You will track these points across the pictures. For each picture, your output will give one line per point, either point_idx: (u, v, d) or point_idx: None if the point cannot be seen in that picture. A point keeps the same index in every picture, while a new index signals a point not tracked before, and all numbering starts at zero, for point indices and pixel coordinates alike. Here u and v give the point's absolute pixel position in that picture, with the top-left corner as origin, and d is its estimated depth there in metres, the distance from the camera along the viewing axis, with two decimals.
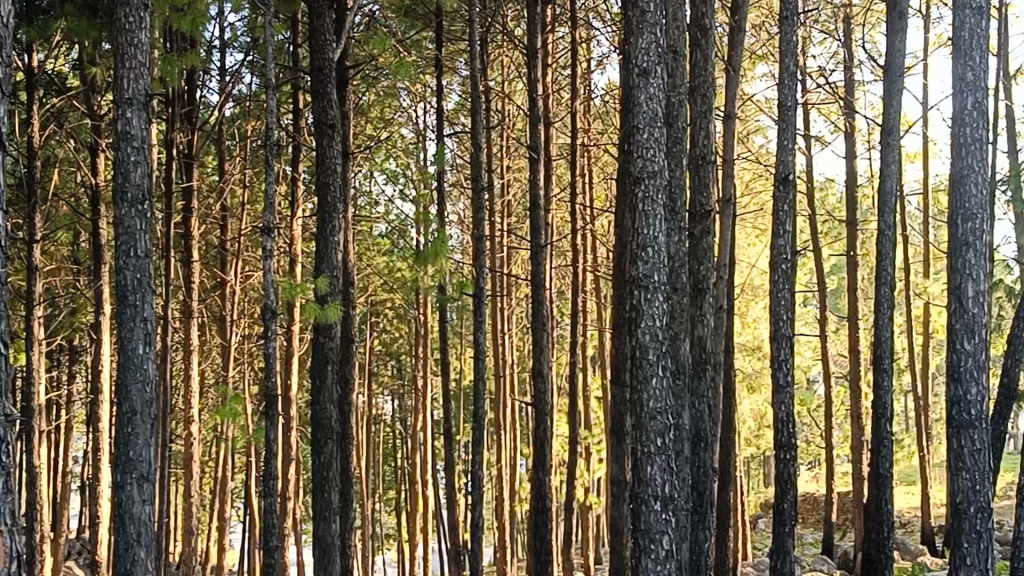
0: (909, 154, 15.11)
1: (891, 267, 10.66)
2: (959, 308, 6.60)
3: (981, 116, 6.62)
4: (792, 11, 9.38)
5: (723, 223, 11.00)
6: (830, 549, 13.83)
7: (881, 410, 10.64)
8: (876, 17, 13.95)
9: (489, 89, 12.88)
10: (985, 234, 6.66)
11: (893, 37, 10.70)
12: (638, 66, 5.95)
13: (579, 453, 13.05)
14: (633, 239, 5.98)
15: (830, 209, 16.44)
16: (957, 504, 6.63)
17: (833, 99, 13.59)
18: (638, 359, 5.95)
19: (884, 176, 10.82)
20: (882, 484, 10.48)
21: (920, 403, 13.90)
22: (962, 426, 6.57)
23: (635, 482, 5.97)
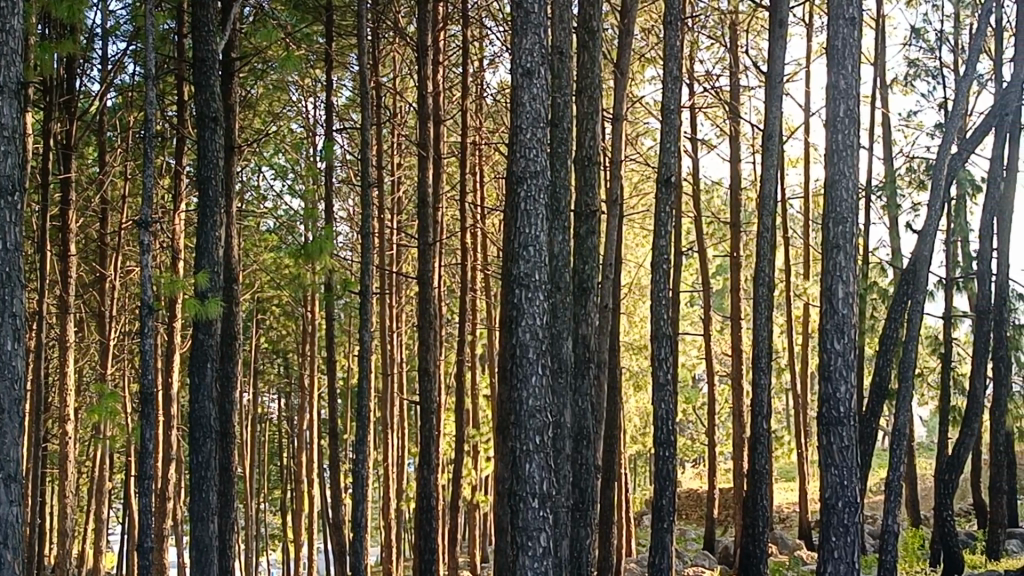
0: (792, 159, 15.47)
1: (770, 268, 10.89)
2: (830, 309, 6.75)
3: (852, 123, 6.78)
4: (676, 15, 9.51)
5: (609, 224, 11.09)
6: (711, 544, 14.07)
7: (758, 408, 10.85)
8: (762, 24, 14.24)
9: (379, 85, 12.76)
10: (855, 237, 6.81)
11: (774, 44, 10.93)
12: (521, 66, 5.95)
13: (465, 452, 13.05)
14: (514, 238, 5.97)
15: (714, 211, 16.74)
16: (826, 499, 6.80)
17: (719, 104, 13.85)
18: (518, 358, 5.95)
19: (764, 180, 11.04)
20: (758, 479, 10.72)
21: (799, 401, 14.22)
22: (831, 423, 6.72)
23: (513, 480, 5.95)
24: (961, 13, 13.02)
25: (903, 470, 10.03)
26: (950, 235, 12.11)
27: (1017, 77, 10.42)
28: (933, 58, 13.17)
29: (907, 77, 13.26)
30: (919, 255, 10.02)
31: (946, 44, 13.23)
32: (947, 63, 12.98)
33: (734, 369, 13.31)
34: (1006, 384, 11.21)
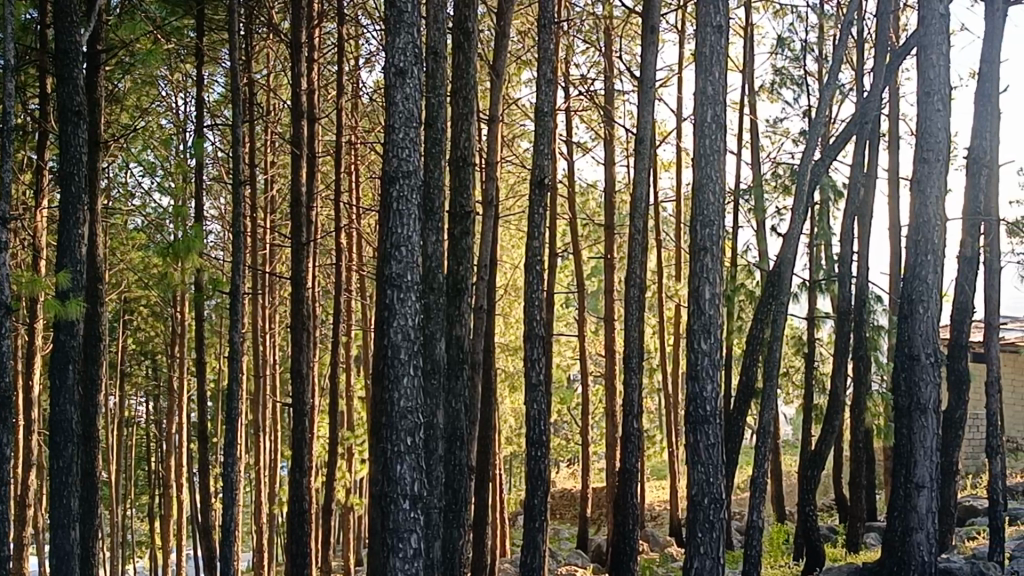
0: (664, 163, 15.75)
1: (641, 270, 11.06)
2: (697, 309, 6.84)
3: (719, 129, 6.89)
4: (549, 19, 9.59)
5: (484, 225, 11.11)
6: (585, 542, 14.22)
7: (630, 407, 11.00)
8: (636, 30, 14.47)
9: (252, 82, 12.54)
10: (721, 239, 6.93)
11: (646, 51, 11.09)
12: (394, 65, 5.90)
13: (338, 453, 12.90)
14: (386, 238, 5.91)
15: (589, 214, 16.94)
16: (692, 496, 6.92)
17: (594, 107, 14.00)
18: (389, 358, 5.89)
19: (636, 184, 11.20)
20: (628, 477, 10.85)
21: (670, 401, 14.48)
22: (698, 422, 6.84)
23: (384, 481, 5.91)
24: (824, 25, 13.43)
25: (767, 467, 10.30)
26: (814, 239, 12.48)
27: (876, 88, 10.79)
28: (798, 67, 13.56)
29: (774, 85, 13.62)
30: (784, 257, 10.29)
31: (811, 54, 13.64)
32: (812, 72, 13.38)
33: (608, 369, 13.46)
34: (866, 383, 11.60)
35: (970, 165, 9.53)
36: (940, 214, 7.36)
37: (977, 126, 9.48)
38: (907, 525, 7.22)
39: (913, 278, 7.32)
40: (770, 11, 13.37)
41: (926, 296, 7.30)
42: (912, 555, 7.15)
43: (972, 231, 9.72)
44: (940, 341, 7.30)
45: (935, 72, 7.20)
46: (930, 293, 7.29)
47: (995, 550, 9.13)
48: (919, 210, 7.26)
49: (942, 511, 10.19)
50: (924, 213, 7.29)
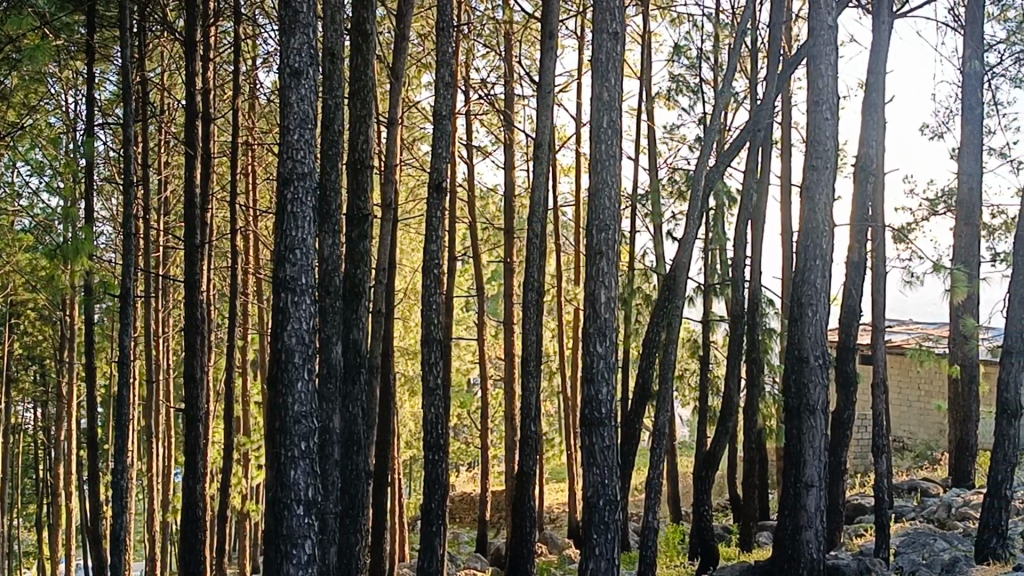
0: (563, 167, 15.86)
1: (539, 274, 11.11)
2: (593, 312, 6.87)
3: (615, 134, 6.92)
4: (448, 22, 9.56)
5: (383, 229, 11.01)
6: (484, 546, 14.21)
7: (527, 410, 11.03)
8: (535, 36, 14.54)
9: (145, 80, 12.26)
10: (616, 243, 6.97)
11: (544, 56, 11.14)
12: (289, 66, 5.81)
13: (233, 460, 12.68)
14: (281, 241, 5.81)
15: (489, 219, 16.96)
16: (588, 497, 6.93)
17: (494, 111, 14.03)
18: (283, 362, 5.79)
19: (534, 187, 11.24)
20: (525, 480, 10.90)
21: (568, 404, 14.56)
22: (594, 424, 6.87)
23: (277, 487, 5.82)
24: (720, 34, 13.68)
25: (662, 468, 10.41)
26: (709, 243, 12.68)
27: (768, 96, 11.01)
28: (695, 75, 13.77)
29: (671, 92, 13.82)
30: (679, 262, 10.44)
31: (706, 62, 13.89)
32: (707, 80, 13.61)
33: (507, 373, 13.49)
34: (758, 385, 11.83)
35: (857, 172, 9.79)
36: (829, 220, 7.54)
37: (865, 134, 9.74)
38: (797, 523, 7.37)
39: (803, 282, 7.48)
40: (667, 19, 13.55)
41: (815, 300, 7.46)
42: (801, 552, 7.30)
43: (860, 237, 9.97)
44: (827, 343, 7.48)
45: (823, 82, 7.37)
46: (819, 297, 7.46)
47: (881, 546, 9.37)
48: (809, 216, 7.42)
49: (831, 510, 10.44)
50: (814, 218, 7.46)
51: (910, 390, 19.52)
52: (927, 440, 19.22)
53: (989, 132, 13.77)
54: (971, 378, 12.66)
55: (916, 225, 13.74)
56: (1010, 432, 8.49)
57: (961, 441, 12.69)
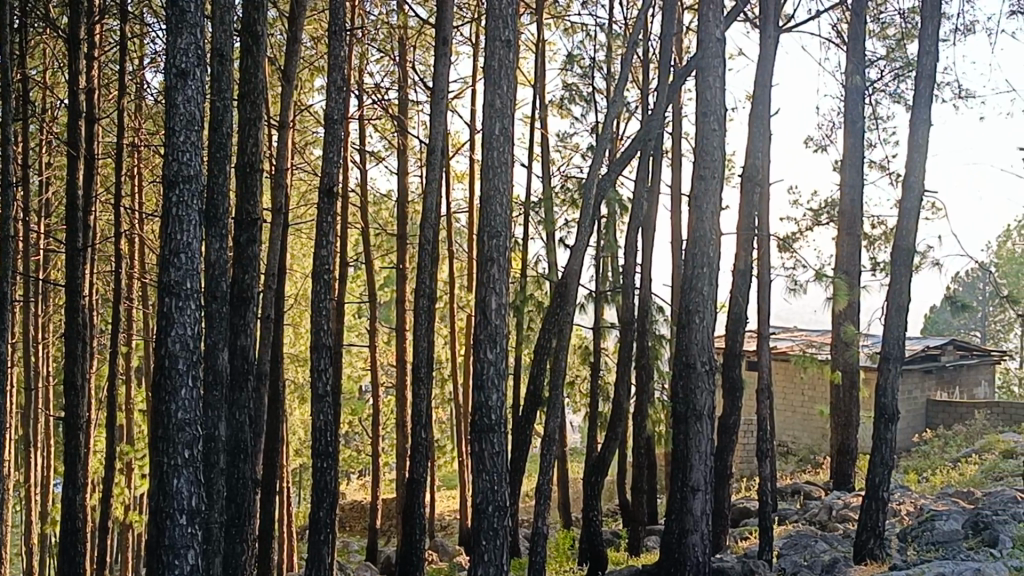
0: (457, 174, 15.84)
1: (431, 281, 11.07)
2: (484, 319, 6.82)
3: (506, 141, 6.86)
4: (341, 26, 9.46)
5: (273, 234, 10.82)
6: (374, 554, 14.08)
7: (418, 418, 10.94)
8: (430, 42, 14.48)
9: (26, 78, 11.85)
10: (507, 249, 6.97)
11: (438, 62, 11.09)
12: (176, 66, 5.65)
13: (116, 469, 12.32)
14: (165, 245, 5.65)
15: (382, 225, 16.86)
16: (477, 504, 6.88)
17: (388, 117, 13.94)
18: (166, 369, 5.62)
19: (427, 193, 11.18)
20: (416, 487, 10.84)
21: (460, 411, 14.51)
22: (483, 430, 6.82)
23: (159, 496, 5.67)
24: (613, 44, 13.82)
25: (552, 474, 10.45)
26: (600, 251, 12.79)
27: (659, 107, 11.15)
28: (587, 84, 13.89)
29: (565, 100, 13.92)
30: (571, 269, 10.49)
31: (599, 72, 14.03)
32: (600, 89, 13.74)
33: (399, 380, 13.39)
34: (648, 392, 11.96)
35: (744, 182, 10.01)
36: (716, 229, 7.65)
37: (752, 145, 9.94)
38: (683, 527, 7.47)
39: (690, 290, 7.58)
40: (560, 28, 13.65)
41: (702, 307, 7.58)
42: (687, 555, 7.40)
43: (746, 246, 10.16)
44: (714, 350, 7.62)
45: (712, 93, 7.53)
46: (705, 305, 7.57)
47: (764, 549, 9.55)
48: (696, 224, 7.54)
49: (717, 513, 10.62)
50: (701, 227, 7.58)
51: (795, 395, 20.03)
52: (810, 444, 19.71)
53: (870, 145, 14.19)
54: (851, 384, 13.01)
55: (800, 234, 14.09)
56: (888, 437, 8.72)
57: (843, 445, 13.04)
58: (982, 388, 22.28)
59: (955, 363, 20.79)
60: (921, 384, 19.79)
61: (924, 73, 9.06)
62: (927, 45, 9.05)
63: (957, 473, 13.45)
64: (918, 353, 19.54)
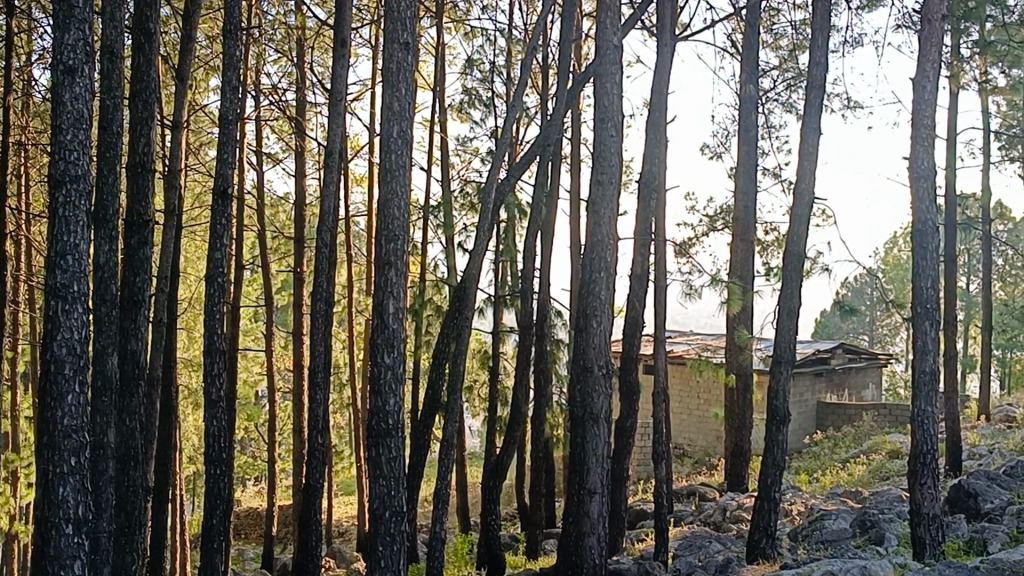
0: (355, 177, 15.69)
1: (327, 285, 10.94)
2: (381, 323, 6.73)
3: (405, 143, 6.77)
4: (235, 24, 9.28)
5: (167, 236, 10.56)
6: (270, 562, 13.84)
7: (315, 424, 10.78)
8: (328, 43, 14.32)
9: None
10: (405, 252, 6.89)
11: (336, 65, 10.97)
12: (63, 62, 5.47)
13: None
14: (50, 247, 5.47)
15: (279, 228, 16.61)
16: (374, 509, 6.79)
17: (285, 118, 13.75)
18: (52, 374, 5.43)
19: (324, 196, 11.04)
20: (311, 494, 10.69)
21: (357, 416, 14.37)
22: (380, 435, 6.72)
23: (43, 506, 5.48)
24: (512, 49, 13.86)
25: (451, 479, 10.41)
26: (499, 255, 12.79)
27: (558, 112, 11.22)
28: (487, 88, 13.91)
29: (464, 104, 13.90)
30: (470, 272, 10.46)
31: (498, 76, 14.04)
32: (499, 93, 13.75)
33: (296, 385, 13.20)
34: (546, 395, 12.01)
35: (641, 188, 10.12)
36: (613, 234, 7.71)
37: (649, 151, 10.07)
38: (580, 530, 7.50)
39: (588, 294, 7.62)
40: (460, 32, 13.63)
41: (599, 311, 7.63)
42: (584, 557, 7.44)
43: (643, 251, 10.27)
44: (611, 353, 7.69)
45: (609, 99, 7.60)
46: (603, 308, 7.63)
47: (660, 550, 9.66)
48: (594, 228, 7.58)
49: (613, 516, 10.72)
50: (599, 232, 7.63)
51: (690, 398, 20.34)
52: (705, 446, 20.03)
53: (763, 153, 14.48)
54: (745, 387, 13.19)
55: (695, 240, 14.31)
56: (779, 438, 8.88)
57: (736, 447, 13.26)
58: (870, 391, 22.91)
59: (844, 366, 21.36)
60: (812, 387, 20.27)
61: (815, 83, 9.29)
62: (817, 56, 9.28)
63: (845, 473, 13.79)
64: (809, 356, 20.00)
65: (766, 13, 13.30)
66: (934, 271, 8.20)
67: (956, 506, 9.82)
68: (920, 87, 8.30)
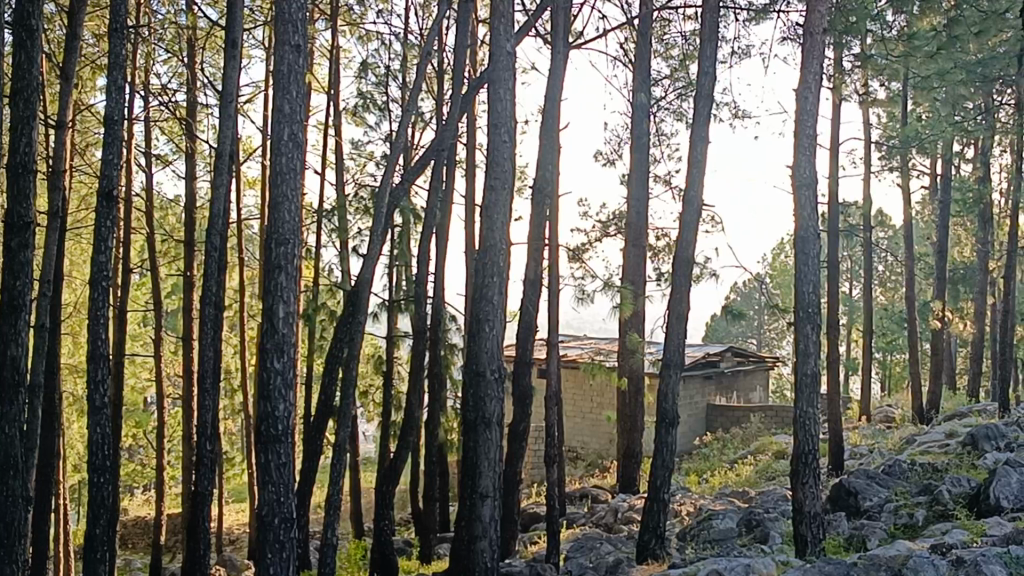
0: (248, 180, 15.49)
1: (217, 289, 10.75)
2: (270, 328, 6.59)
3: (295, 147, 6.65)
4: (120, 23, 9.05)
5: (50, 238, 10.24)
6: (157, 570, 13.51)
7: (204, 429, 10.57)
8: (220, 44, 14.08)
9: None
10: (296, 258, 6.71)
11: (226, 66, 10.80)
12: None
13: None
14: None
15: (168, 231, 16.29)
16: (262, 516, 6.66)
17: (175, 119, 13.50)
18: None
19: (214, 199, 10.85)
20: (200, 502, 10.49)
21: (248, 421, 14.16)
22: (269, 441, 6.59)
23: None
24: (408, 54, 13.83)
25: (342, 485, 10.33)
26: (393, 260, 12.75)
27: (453, 117, 11.23)
28: (382, 92, 13.86)
29: (359, 108, 13.82)
30: (363, 277, 10.39)
31: (393, 81, 14.00)
32: (394, 98, 13.72)
33: (185, 391, 12.94)
34: (439, 400, 11.98)
35: (535, 194, 10.20)
36: (506, 239, 7.75)
37: (543, 157, 10.16)
38: (472, 533, 7.53)
39: (480, 299, 7.64)
40: (355, 35, 13.55)
41: (492, 315, 7.65)
42: (476, 561, 7.47)
43: (536, 255, 10.35)
44: (503, 358, 7.71)
45: (502, 105, 7.65)
46: (496, 313, 7.65)
47: (551, 552, 9.73)
48: (487, 233, 7.60)
49: (506, 519, 10.76)
50: (492, 237, 7.66)
51: (583, 402, 20.55)
52: (598, 448, 20.24)
53: (654, 160, 14.72)
54: (637, 390, 13.37)
55: (589, 245, 14.47)
56: (668, 440, 9.02)
57: (627, 450, 13.43)
58: (757, 393, 23.44)
59: (733, 369, 21.81)
60: (701, 390, 20.65)
61: (703, 92, 9.48)
62: (705, 65, 9.48)
63: (733, 473, 14.11)
64: (699, 359, 20.37)
65: (658, 22, 13.53)
66: (816, 276, 8.44)
67: (838, 504, 10.16)
68: (803, 97, 8.54)
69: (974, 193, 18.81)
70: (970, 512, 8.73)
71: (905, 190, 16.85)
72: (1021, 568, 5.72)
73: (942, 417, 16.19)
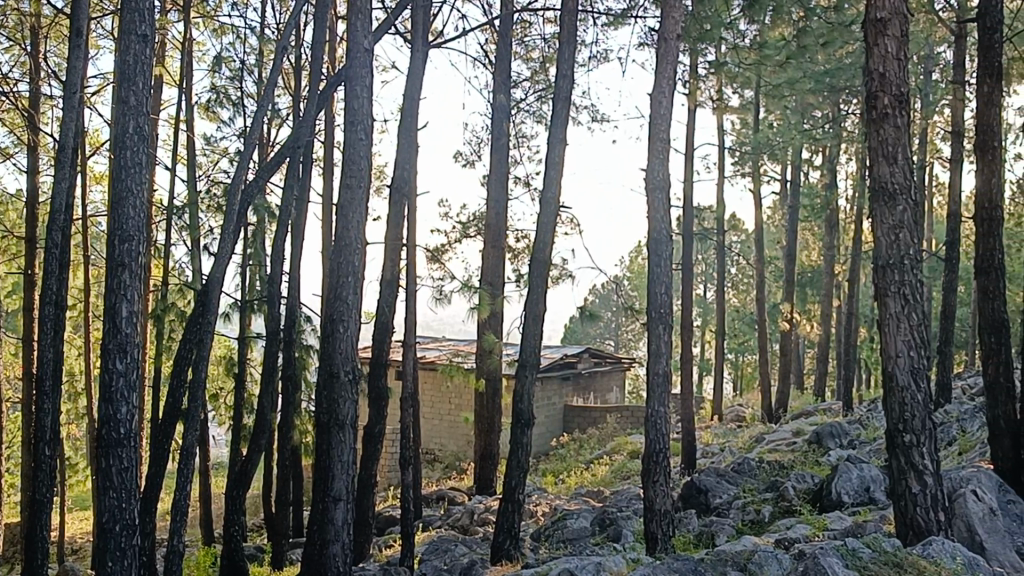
0: (94, 175, 14.91)
1: (58, 287, 10.26)
2: (112, 328, 6.25)
3: (141, 141, 6.33)
4: None
5: None
6: None
7: (43, 434, 10.04)
8: (65, 33, 13.50)
9: None
10: (140, 255, 6.39)
11: (71, 55, 10.32)
12: None
13: None
14: None
15: (8, 228, 15.57)
16: (102, 523, 6.26)
17: (16, 110, 12.88)
18: None
19: (57, 195, 10.35)
20: (38, 509, 10.00)
21: (92, 425, 13.59)
22: (109, 445, 6.22)
23: None
24: (263, 49, 13.51)
25: (189, 490, 9.98)
26: (246, 259, 12.43)
27: (309, 113, 11.02)
28: (236, 88, 13.52)
29: (213, 102, 13.45)
30: (214, 276, 10.07)
31: (248, 76, 13.67)
32: (249, 94, 13.40)
33: (23, 394, 12.35)
34: (293, 402, 11.73)
35: (392, 194, 10.07)
36: (361, 238, 7.60)
37: (400, 157, 10.05)
38: (324, 537, 7.35)
39: (334, 299, 7.46)
40: (209, 28, 13.18)
41: (346, 316, 7.48)
42: (328, 566, 7.31)
43: (393, 256, 10.22)
44: (357, 359, 7.56)
45: (359, 103, 7.51)
46: (350, 314, 7.48)
47: (406, 555, 9.61)
48: (342, 232, 7.44)
49: (360, 522, 10.59)
50: (346, 236, 7.50)
51: (442, 403, 20.48)
52: (456, 450, 20.19)
53: (513, 162, 14.77)
54: (494, 392, 13.36)
55: (448, 247, 14.41)
56: (522, 441, 9.00)
57: (484, 450, 13.40)
58: (613, 394, 23.77)
59: (590, 370, 22.05)
60: (559, 391, 20.82)
61: (561, 94, 9.52)
62: (563, 68, 9.52)
63: (588, 473, 14.25)
64: (558, 360, 20.54)
65: (518, 25, 13.57)
66: (667, 278, 8.55)
67: (689, 502, 10.34)
68: (656, 101, 8.66)
69: (821, 199, 19.49)
70: (814, 507, 8.97)
71: (755, 195, 17.33)
72: (856, 559, 5.77)
73: (790, 417, 16.69)
